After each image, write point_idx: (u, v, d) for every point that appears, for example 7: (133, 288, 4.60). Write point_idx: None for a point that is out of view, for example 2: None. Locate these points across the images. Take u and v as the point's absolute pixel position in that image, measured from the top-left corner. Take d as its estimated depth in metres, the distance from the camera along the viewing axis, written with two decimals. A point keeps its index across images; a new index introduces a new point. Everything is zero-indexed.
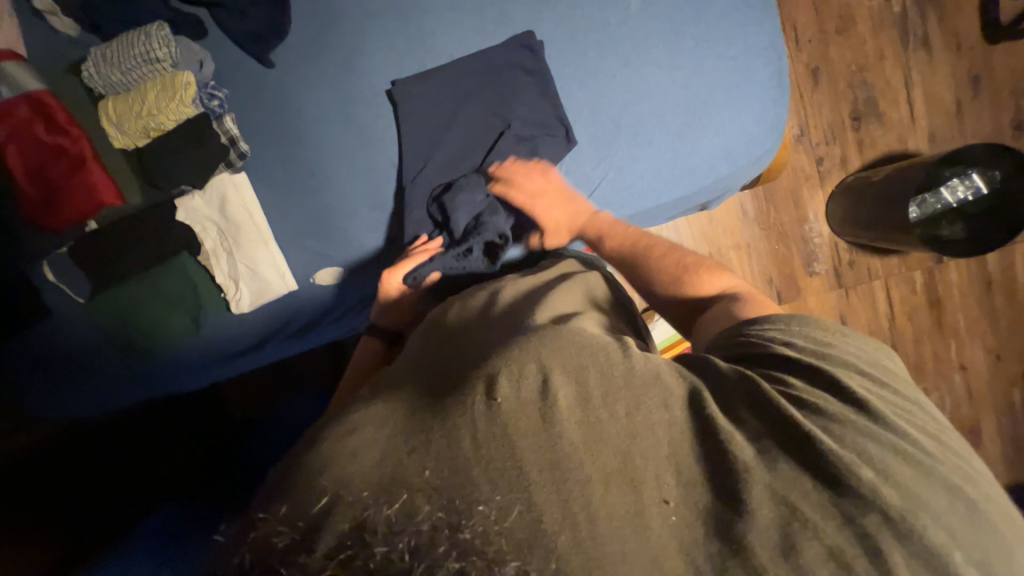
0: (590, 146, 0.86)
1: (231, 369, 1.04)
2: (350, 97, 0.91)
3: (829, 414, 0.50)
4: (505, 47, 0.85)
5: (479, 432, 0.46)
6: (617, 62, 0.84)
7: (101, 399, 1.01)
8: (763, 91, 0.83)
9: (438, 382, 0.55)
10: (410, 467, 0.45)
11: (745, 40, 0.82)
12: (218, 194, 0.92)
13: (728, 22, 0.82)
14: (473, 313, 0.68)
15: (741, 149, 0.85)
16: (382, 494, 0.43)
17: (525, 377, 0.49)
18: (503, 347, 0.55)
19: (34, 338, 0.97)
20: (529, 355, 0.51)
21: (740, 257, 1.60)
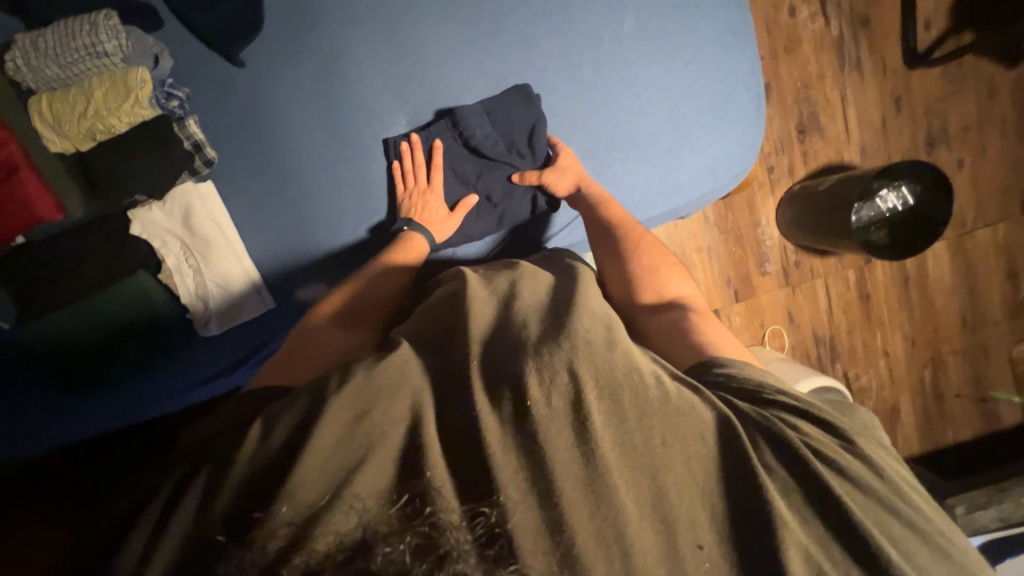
0: (585, 162, 0.87)
1: (190, 399, 0.93)
2: (333, 101, 0.85)
3: (852, 475, 0.51)
4: (505, 93, 0.85)
5: (514, 440, 0.47)
6: (609, 80, 0.85)
7: (21, 435, 0.86)
8: (744, 114, 0.89)
9: (459, 375, 0.53)
10: (432, 464, 0.45)
11: (729, 67, 0.87)
12: (182, 206, 0.83)
13: (713, 48, 0.87)
14: (474, 300, 0.64)
15: (724, 167, 0.90)
16: (396, 494, 0.43)
17: (559, 387, 0.50)
18: (535, 346, 0.54)
19: None
20: (562, 360, 0.52)
21: (702, 259, 1.70)
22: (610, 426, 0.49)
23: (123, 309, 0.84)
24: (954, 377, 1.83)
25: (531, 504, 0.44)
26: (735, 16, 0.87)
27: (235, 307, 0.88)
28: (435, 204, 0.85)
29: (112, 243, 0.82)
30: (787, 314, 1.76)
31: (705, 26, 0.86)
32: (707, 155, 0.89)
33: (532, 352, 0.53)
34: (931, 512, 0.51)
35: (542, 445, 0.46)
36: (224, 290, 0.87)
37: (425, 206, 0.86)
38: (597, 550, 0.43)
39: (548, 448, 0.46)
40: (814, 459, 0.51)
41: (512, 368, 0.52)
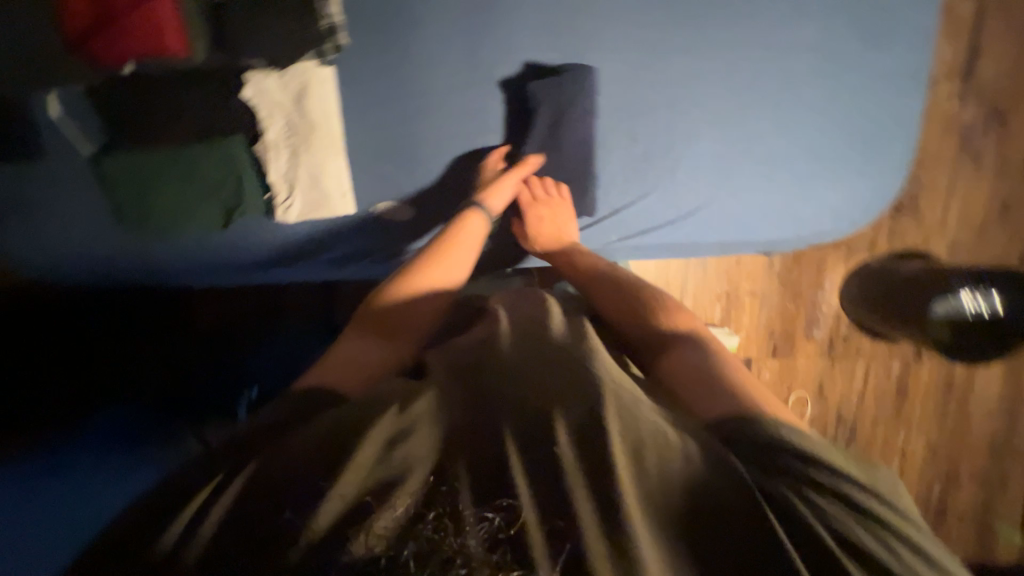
0: (710, 163, 0.83)
1: (236, 280, 0.92)
2: (480, 22, 0.81)
3: (880, 560, 0.46)
4: (653, 70, 0.80)
5: (522, 459, 0.50)
6: (766, 88, 0.80)
7: (84, 267, 0.88)
8: (886, 163, 0.84)
9: (490, 398, 0.56)
10: (457, 469, 0.50)
11: (891, 112, 0.82)
12: (298, 84, 0.80)
13: (882, 88, 0.82)
14: (512, 331, 0.65)
15: (849, 212, 0.84)
16: (438, 486, 0.49)
17: (570, 422, 0.52)
18: (562, 380, 0.57)
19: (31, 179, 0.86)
20: (579, 399, 0.54)
21: (752, 304, 1.66)
22: (624, 453, 0.50)
23: (211, 171, 0.82)
24: (962, 497, 1.78)
25: (538, 516, 0.46)
26: (916, 62, 0.82)
27: (318, 202, 0.86)
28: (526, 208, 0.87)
29: (221, 102, 0.81)
30: (818, 384, 1.71)
31: (880, 61, 0.81)
32: (837, 195, 0.84)
33: (553, 390, 0.55)
34: None
35: (557, 473, 0.48)
36: (313, 185, 0.85)
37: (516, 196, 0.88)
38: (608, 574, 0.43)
39: (566, 477, 0.48)
40: (824, 539, 0.46)
41: (537, 397, 0.54)
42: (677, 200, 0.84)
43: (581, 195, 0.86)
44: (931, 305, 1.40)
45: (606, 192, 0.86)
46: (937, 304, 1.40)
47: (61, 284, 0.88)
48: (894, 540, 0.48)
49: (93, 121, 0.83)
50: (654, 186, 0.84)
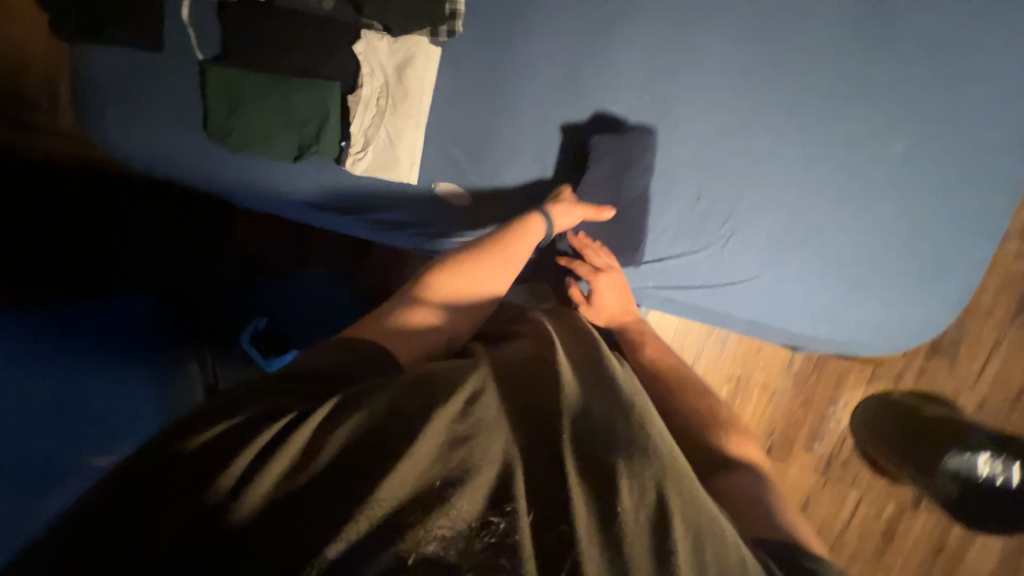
0: (768, 242, 0.82)
1: (286, 212, 0.99)
2: (587, 48, 0.84)
3: None
4: (738, 138, 0.81)
5: (583, 535, 0.38)
6: (846, 189, 0.79)
7: (176, 161, 0.98)
8: (948, 296, 0.80)
9: (547, 439, 0.43)
10: (505, 525, 0.38)
11: (969, 249, 0.79)
12: (406, 54, 0.85)
13: (966, 224, 0.79)
14: (575, 358, 0.54)
15: (891, 331, 0.82)
16: (486, 533, 0.37)
17: (643, 502, 0.41)
18: (636, 440, 0.44)
19: (153, 69, 0.96)
20: (657, 476, 0.42)
21: (760, 396, 1.62)
22: (685, 526, 0.40)
23: (302, 104, 0.88)
24: None
25: None
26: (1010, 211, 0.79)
27: (386, 164, 0.88)
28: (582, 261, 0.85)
29: (333, 48, 0.87)
30: (804, 499, 1.64)
31: (971, 195, 0.78)
32: (885, 312, 0.81)
33: (627, 451, 0.43)
34: None
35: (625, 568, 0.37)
36: (387, 148, 0.88)
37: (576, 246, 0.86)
38: None
39: (628, 543, 0.38)
40: None
41: (605, 457, 0.42)
42: (722, 267, 0.84)
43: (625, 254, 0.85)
44: (947, 459, 1.40)
45: (656, 238, 0.87)
46: (952, 458, 1.40)
47: (158, 171, 1.00)
48: None
49: (213, 30, 0.94)
50: (704, 247, 0.84)
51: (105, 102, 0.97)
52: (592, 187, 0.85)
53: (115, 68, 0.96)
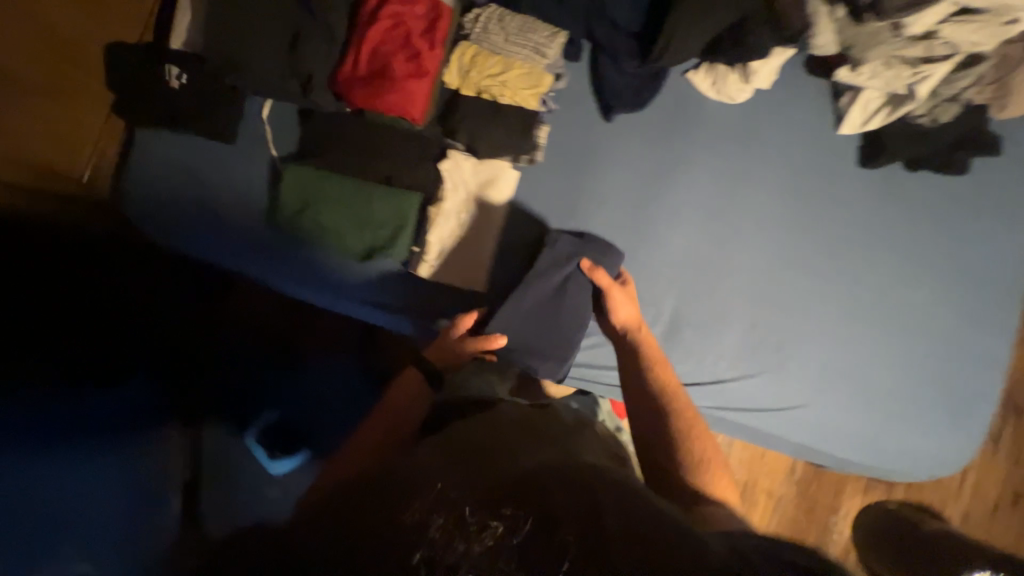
0: (816, 371, 0.89)
1: (245, 261, 0.93)
2: (652, 189, 0.94)
3: None
4: (784, 277, 0.91)
5: (528, 522, 0.39)
6: (879, 331, 0.89)
7: (220, 246, 0.93)
8: (970, 430, 0.88)
9: (487, 470, 0.47)
10: (480, 514, 0.40)
11: (983, 389, 0.89)
12: (488, 174, 0.92)
13: (981, 366, 0.89)
14: (520, 424, 0.62)
15: (925, 461, 0.88)
16: (463, 524, 0.39)
17: (568, 487, 0.45)
18: (557, 463, 0.51)
19: (216, 158, 0.95)
20: (575, 472, 0.49)
21: (766, 504, 1.58)
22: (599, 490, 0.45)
23: (380, 210, 0.91)
24: None
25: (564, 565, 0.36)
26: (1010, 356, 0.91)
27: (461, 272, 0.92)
28: (546, 325, 0.87)
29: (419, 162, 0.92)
30: None
31: (980, 342, 0.90)
32: (923, 444, 0.88)
33: (550, 468, 0.49)
34: None
35: (600, 530, 0.39)
36: (463, 257, 0.92)
37: (546, 307, 0.87)
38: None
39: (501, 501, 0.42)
40: None
41: (527, 469, 0.48)
42: (777, 391, 0.88)
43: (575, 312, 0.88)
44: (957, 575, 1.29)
45: (715, 360, 0.91)
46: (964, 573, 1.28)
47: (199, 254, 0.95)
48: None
49: (288, 127, 0.96)
50: (760, 371, 0.89)
51: (155, 187, 0.94)
52: (505, 313, 0.86)
53: (176, 158, 0.95)
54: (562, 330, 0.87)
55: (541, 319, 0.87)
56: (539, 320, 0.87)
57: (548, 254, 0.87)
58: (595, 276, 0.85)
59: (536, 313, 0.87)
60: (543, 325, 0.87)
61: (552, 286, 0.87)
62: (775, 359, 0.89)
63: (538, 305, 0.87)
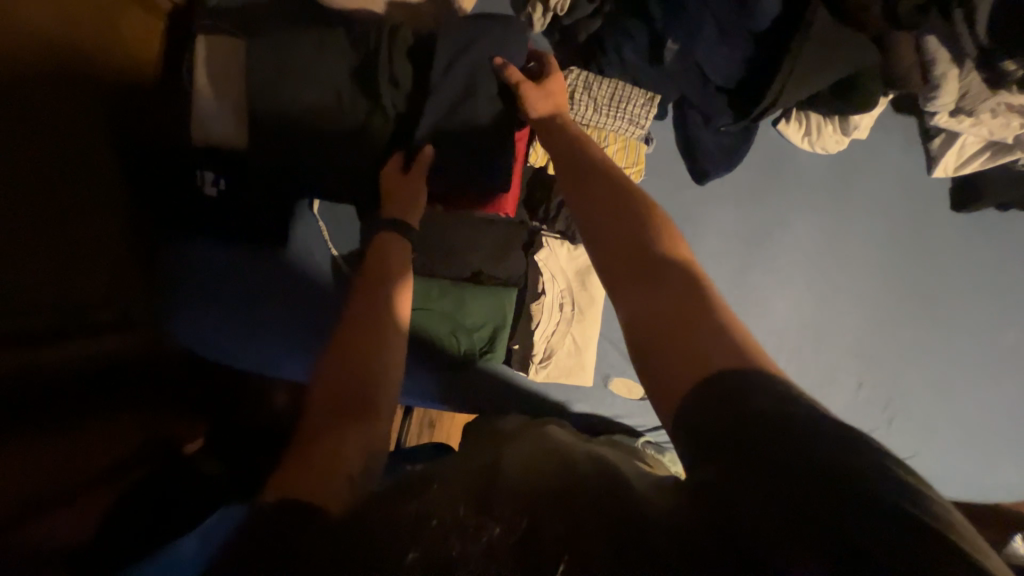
0: (920, 422, 0.91)
1: (220, 319, 0.87)
2: (749, 253, 0.91)
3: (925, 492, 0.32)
4: (884, 331, 0.91)
5: (472, 502, 0.40)
6: (972, 374, 0.92)
7: (302, 360, 0.89)
8: None
9: (454, 470, 0.48)
10: (444, 501, 0.40)
11: None
12: (586, 259, 0.86)
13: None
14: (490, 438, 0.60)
15: (1018, 488, 0.94)
16: (457, 516, 0.39)
17: (537, 468, 0.44)
18: (532, 456, 0.49)
19: (281, 268, 0.87)
20: (543, 455, 0.48)
21: None
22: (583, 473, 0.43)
23: (473, 310, 0.83)
24: None
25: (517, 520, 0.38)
26: None
27: (568, 367, 0.85)
28: (472, 119, 0.71)
29: (507, 253, 0.84)
30: None
31: None
32: (1017, 475, 0.93)
33: (524, 458, 0.47)
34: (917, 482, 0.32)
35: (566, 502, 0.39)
36: (570, 353, 0.85)
37: (475, 100, 0.71)
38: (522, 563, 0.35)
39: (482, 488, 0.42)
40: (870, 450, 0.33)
41: (505, 461, 0.47)
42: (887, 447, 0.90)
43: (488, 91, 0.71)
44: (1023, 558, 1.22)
45: None
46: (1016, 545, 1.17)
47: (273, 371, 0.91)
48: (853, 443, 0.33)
49: (349, 224, 0.86)
50: (869, 429, 0.90)
51: (218, 313, 0.87)
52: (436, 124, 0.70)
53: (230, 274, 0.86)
54: (470, 116, 0.71)
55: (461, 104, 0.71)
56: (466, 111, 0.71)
57: (445, 46, 0.70)
58: (509, 74, 0.71)
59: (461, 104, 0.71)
60: (454, 112, 0.71)
61: (462, 88, 0.70)
62: (881, 417, 0.90)
63: (457, 96, 0.70)
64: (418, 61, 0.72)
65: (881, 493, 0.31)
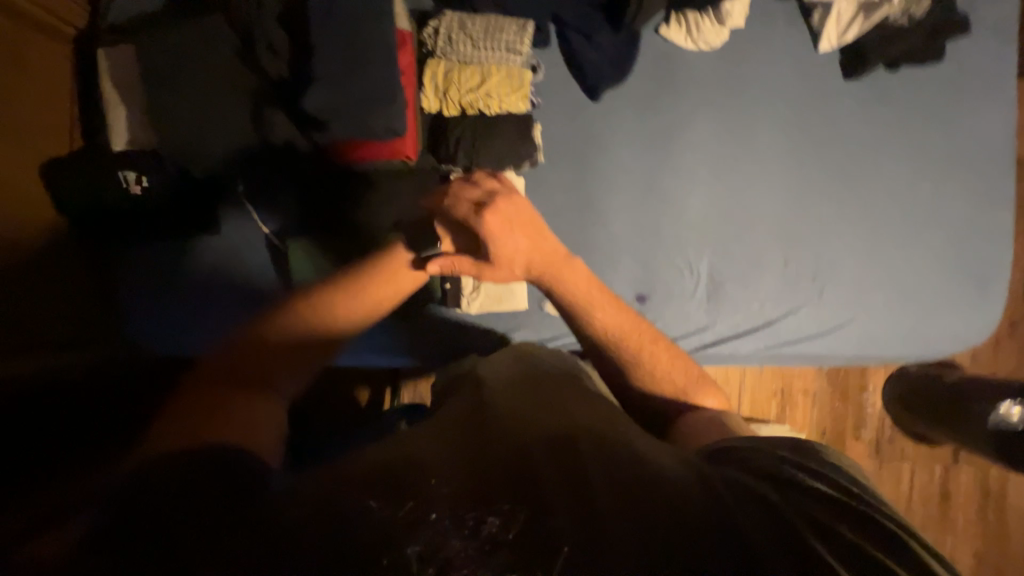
0: (852, 288, 0.93)
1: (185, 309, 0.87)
2: (660, 158, 0.93)
3: (897, 515, 0.42)
4: (802, 208, 0.94)
5: (488, 470, 0.39)
6: (895, 233, 0.94)
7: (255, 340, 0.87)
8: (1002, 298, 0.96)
9: (457, 429, 0.45)
10: (449, 483, 0.37)
11: (1002, 251, 0.95)
12: None
13: (998, 233, 0.95)
14: (490, 377, 0.59)
15: (968, 337, 0.95)
16: (465, 495, 0.36)
17: (547, 432, 0.44)
18: (534, 406, 0.50)
19: (226, 253, 0.87)
20: (547, 412, 0.49)
21: (804, 401, 1.75)
22: (586, 438, 0.44)
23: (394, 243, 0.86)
24: None
25: (518, 503, 0.36)
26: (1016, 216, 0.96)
27: (498, 296, 0.89)
28: (360, 70, 0.71)
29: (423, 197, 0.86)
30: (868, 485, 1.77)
31: (989, 215, 0.95)
32: (960, 323, 0.94)
33: (530, 414, 0.48)
34: (888, 506, 0.44)
35: (579, 471, 0.40)
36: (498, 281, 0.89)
37: (363, 49, 0.71)
38: (532, 539, 0.35)
39: (487, 464, 0.40)
40: (846, 486, 0.44)
41: (503, 417, 0.47)
42: (823, 317, 0.93)
43: (376, 40, 0.71)
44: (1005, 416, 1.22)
45: (759, 305, 0.94)
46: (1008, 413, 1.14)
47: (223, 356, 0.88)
48: (845, 488, 0.43)
49: (275, 199, 0.86)
50: (802, 303, 0.93)
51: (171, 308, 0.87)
52: (326, 78, 0.70)
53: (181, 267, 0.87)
54: (358, 67, 0.71)
55: (347, 56, 0.70)
56: (352, 62, 0.70)
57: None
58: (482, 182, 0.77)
59: (348, 55, 0.70)
60: (343, 64, 0.70)
61: (344, 34, 0.70)
62: (814, 289, 0.93)
63: (344, 47, 0.70)
64: (290, 25, 0.76)
65: (837, 493, 0.43)
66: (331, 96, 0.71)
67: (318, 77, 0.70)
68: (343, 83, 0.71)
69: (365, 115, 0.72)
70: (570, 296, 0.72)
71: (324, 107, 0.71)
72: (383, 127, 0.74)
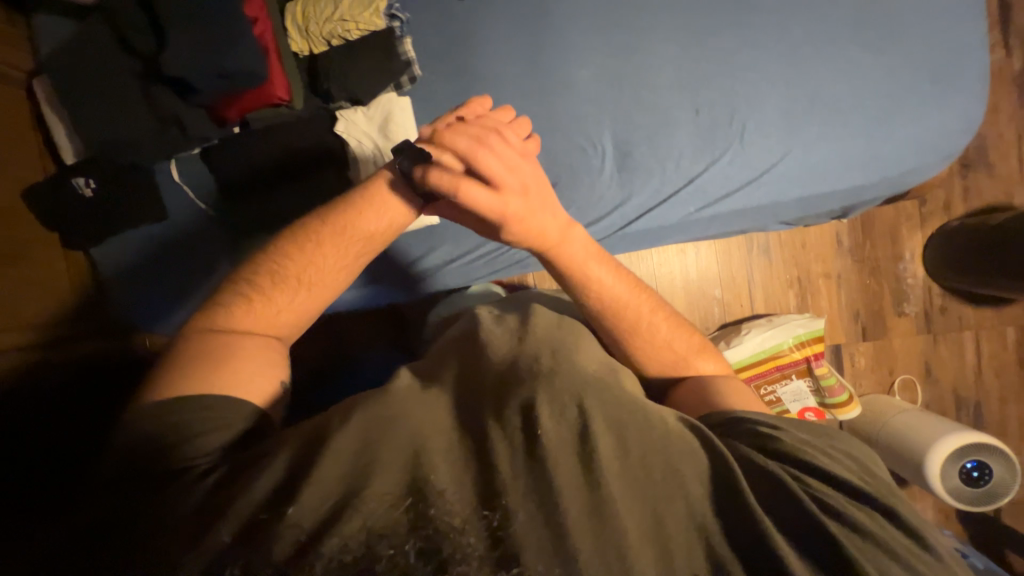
0: (779, 119, 0.83)
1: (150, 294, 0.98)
2: (541, 36, 0.89)
3: (879, 503, 0.52)
4: (706, 46, 0.85)
5: (503, 467, 0.46)
6: (814, 45, 0.84)
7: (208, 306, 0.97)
8: (969, 88, 0.83)
9: (479, 407, 0.51)
10: (464, 486, 0.45)
11: (953, 34, 0.83)
12: (382, 112, 0.90)
13: (934, 17, 0.84)
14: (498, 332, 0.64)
15: (934, 143, 0.84)
16: (478, 497, 0.44)
17: (564, 416, 0.49)
18: (558, 372, 0.53)
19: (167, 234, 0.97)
20: (567, 384, 0.52)
21: (829, 287, 1.57)
22: (607, 426, 0.50)
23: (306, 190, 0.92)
24: None
25: (527, 500, 0.44)
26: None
27: None
28: (205, 26, 0.78)
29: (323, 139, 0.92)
30: (924, 363, 1.58)
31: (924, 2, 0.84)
32: (918, 128, 0.83)
33: (549, 382, 0.52)
34: (895, 501, 0.52)
35: (555, 472, 0.45)
36: None
37: (205, 8, 0.78)
38: (534, 539, 0.43)
39: (498, 463, 0.46)
40: (843, 478, 0.53)
41: (522, 390, 0.51)
42: (751, 159, 0.84)
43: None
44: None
45: (676, 164, 0.87)
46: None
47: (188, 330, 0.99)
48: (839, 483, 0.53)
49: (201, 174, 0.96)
50: (724, 151, 0.85)
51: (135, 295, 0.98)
52: (177, 41, 0.78)
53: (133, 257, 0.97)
54: (203, 24, 0.78)
55: (193, 17, 0.78)
56: (198, 21, 0.78)
57: None
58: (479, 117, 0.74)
59: (193, 17, 0.78)
60: (190, 26, 0.78)
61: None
62: (732, 129, 0.85)
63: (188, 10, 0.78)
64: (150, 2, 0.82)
65: (825, 484, 0.52)
66: (185, 56, 0.78)
67: (173, 41, 0.78)
68: (192, 41, 0.78)
69: (219, 65, 0.79)
70: (566, 271, 0.73)
71: (182, 67, 0.79)
72: (239, 71, 0.79)
